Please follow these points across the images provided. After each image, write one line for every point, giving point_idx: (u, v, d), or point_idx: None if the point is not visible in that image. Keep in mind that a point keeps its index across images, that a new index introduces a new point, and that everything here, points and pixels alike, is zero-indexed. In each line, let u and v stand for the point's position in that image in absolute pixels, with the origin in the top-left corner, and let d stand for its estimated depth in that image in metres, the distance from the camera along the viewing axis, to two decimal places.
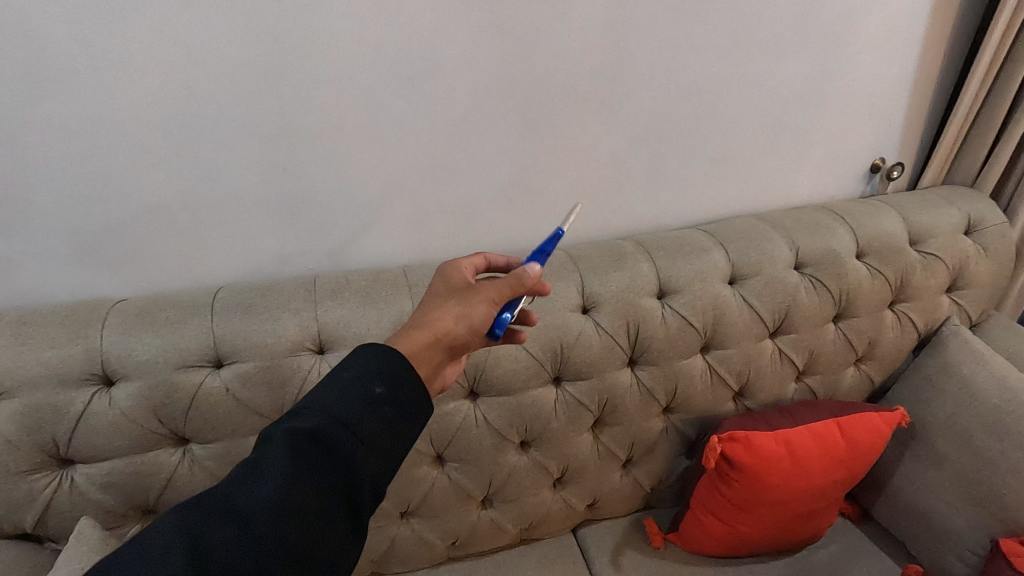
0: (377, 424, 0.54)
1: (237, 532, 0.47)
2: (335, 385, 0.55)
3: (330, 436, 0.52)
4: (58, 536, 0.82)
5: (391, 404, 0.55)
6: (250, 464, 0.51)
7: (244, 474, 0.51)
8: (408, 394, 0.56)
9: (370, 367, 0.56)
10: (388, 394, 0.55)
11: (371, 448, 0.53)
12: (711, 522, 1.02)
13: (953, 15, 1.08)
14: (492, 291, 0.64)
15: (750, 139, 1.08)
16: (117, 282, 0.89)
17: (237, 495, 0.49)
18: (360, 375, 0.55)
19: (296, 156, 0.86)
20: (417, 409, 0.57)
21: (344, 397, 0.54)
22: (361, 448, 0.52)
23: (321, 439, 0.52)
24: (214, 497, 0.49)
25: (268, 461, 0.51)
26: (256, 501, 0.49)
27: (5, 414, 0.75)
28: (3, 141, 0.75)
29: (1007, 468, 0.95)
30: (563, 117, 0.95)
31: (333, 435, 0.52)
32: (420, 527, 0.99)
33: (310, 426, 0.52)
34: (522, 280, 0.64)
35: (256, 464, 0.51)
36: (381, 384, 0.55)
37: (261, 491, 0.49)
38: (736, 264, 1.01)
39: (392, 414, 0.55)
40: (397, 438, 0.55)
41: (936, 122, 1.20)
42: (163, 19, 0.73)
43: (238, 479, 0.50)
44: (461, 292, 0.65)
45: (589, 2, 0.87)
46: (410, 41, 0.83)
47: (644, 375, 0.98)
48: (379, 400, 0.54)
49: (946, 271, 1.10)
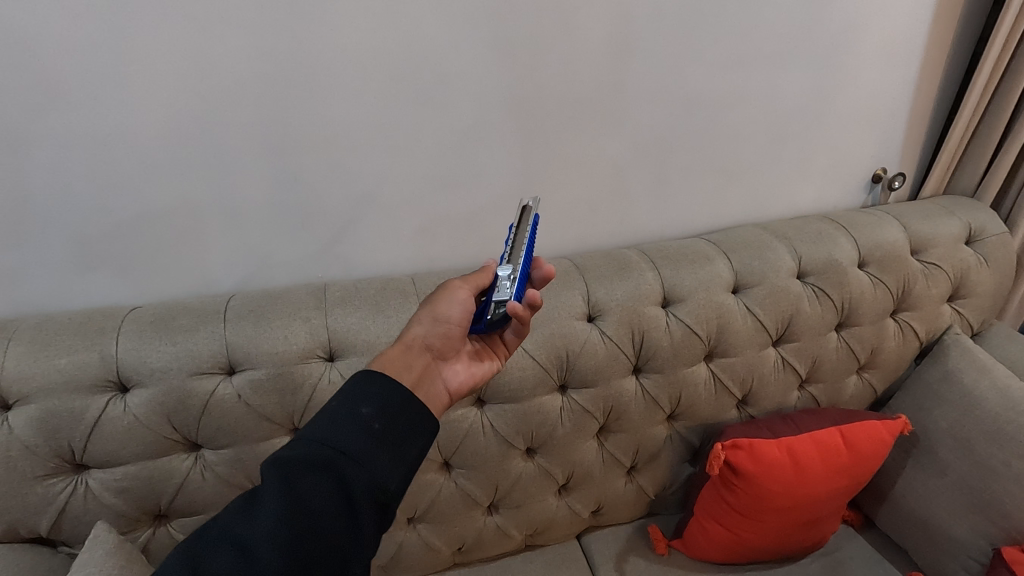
0: (368, 442, 0.54)
1: (238, 562, 0.48)
2: (324, 411, 0.56)
3: (320, 460, 0.52)
4: (72, 539, 0.84)
5: (380, 422, 0.55)
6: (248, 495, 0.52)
7: (242, 507, 0.52)
8: (398, 410, 0.57)
9: (357, 391, 0.57)
10: (377, 413, 0.56)
11: (364, 467, 0.53)
12: (715, 530, 1.03)
13: (953, 27, 1.09)
14: (448, 285, 0.71)
15: (753, 149, 1.10)
16: (131, 289, 0.91)
17: (236, 524, 0.50)
18: (347, 399, 0.56)
19: (307, 167, 0.88)
20: (409, 423, 0.57)
21: (331, 422, 0.54)
22: (353, 468, 0.53)
23: (312, 464, 0.52)
24: (214, 530, 0.51)
25: (263, 491, 0.52)
26: (255, 531, 0.50)
27: (23, 419, 0.77)
28: (23, 152, 0.76)
29: (1009, 476, 0.95)
30: (568, 128, 0.97)
31: (323, 459, 0.52)
32: (426, 533, 1.00)
33: (300, 453, 0.53)
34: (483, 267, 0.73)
35: (253, 496, 0.52)
36: (368, 405, 0.56)
37: (259, 521, 0.50)
38: (739, 273, 1.02)
39: (382, 431, 0.55)
40: (393, 455, 0.55)
41: (937, 132, 1.21)
42: (181, 34, 0.75)
43: (235, 512, 0.51)
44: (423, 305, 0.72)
45: (594, 15, 0.89)
46: (419, 53, 0.84)
47: (648, 382, 0.99)
48: (367, 419, 0.55)
49: (947, 281, 1.12)
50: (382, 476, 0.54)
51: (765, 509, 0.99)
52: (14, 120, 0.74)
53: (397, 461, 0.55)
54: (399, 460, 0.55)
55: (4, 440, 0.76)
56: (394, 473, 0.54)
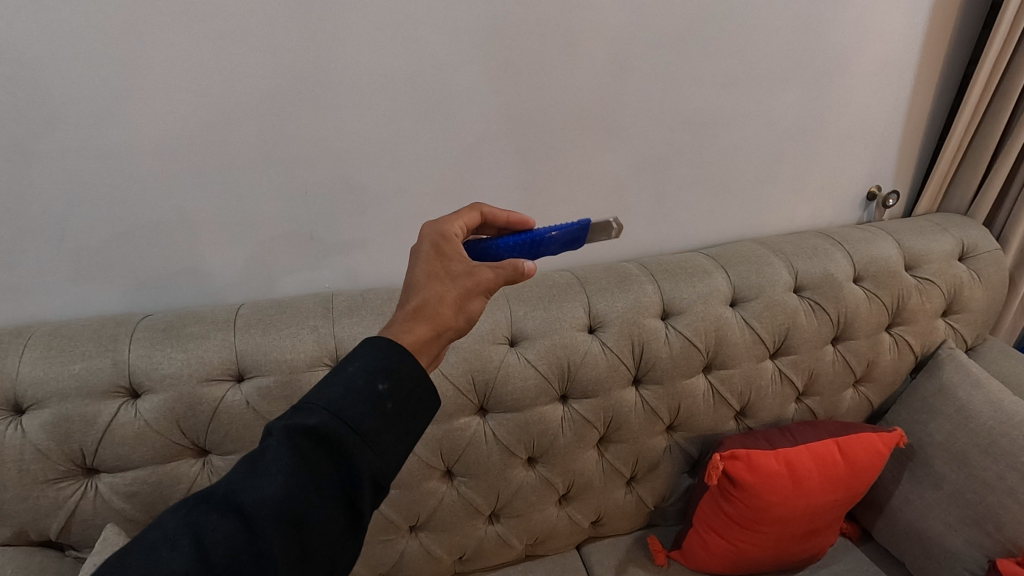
0: (379, 423, 0.48)
1: (238, 534, 0.43)
2: (336, 380, 0.49)
3: (330, 436, 0.46)
4: (80, 543, 0.85)
5: (392, 402, 0.49)
6: (249, 461, 0.47)
7: (247, 470, 0.46)
8: (412, 390, 0.50)
9: (372, 363, 0.50)
10: (392, 392, 0.49)
11: (372, 448, 0.47)
12: (712, 539, 1.04)
13: (943, 50, 1.13)
14: (491, 278, 0.57)
15: (750, 166, 1.13)
16: (143, 297, 0.93)
17: (236, 492, 0.45)
18: (362, 369, 0.49)
19: (315, 180, 0.91)
20: (420, 404, 0.51)
21: (344, 394, 0.48)
22: (360, 449, 0.47)
23: (320, 438, 0.47)
24: (217, 492, 0.46)
25: (267, 459, 0.46)
26: (256, 503, 0.44)
27: (36, 424, 0.79)
28: (45, 164, 0.79)
29: (1004, 490, 0.97)
30: (569, 146, 1.00)
31: (334, 436, 0.46)
32: (428, 540, 1.01)
33: (310, 424, 0.46)
34: (526, 274, 0.58)
35: (257, 462, 0.47)
36: (383, 381, 0.49)
37: (262, 491, 0.45)
38: (736, 287, 1.05)
39: (394, 412, 0.49)
40: (401, 437, 0.50)
41: (929, 152, 1.25)
42: (199, 52, 0.78)
43: (239, 474, 0.46)
44: (456, 278, 0.57)
45: (597, 36, 0.92)
46: (427, 72, 0.87)
47: (647, 393, 1.01)
48: (381, 397, 0.48)
49: (941, 296, 1.14)
50: (387, 459, 0.48)
51: (762, 518, 1.00)
52: (33, 133, 0.77)
53: (402, 443, 0.50)
54: (405, 442, 0.50)
55: (18, 444, 0.78)
56: (399, 455, 0.49)
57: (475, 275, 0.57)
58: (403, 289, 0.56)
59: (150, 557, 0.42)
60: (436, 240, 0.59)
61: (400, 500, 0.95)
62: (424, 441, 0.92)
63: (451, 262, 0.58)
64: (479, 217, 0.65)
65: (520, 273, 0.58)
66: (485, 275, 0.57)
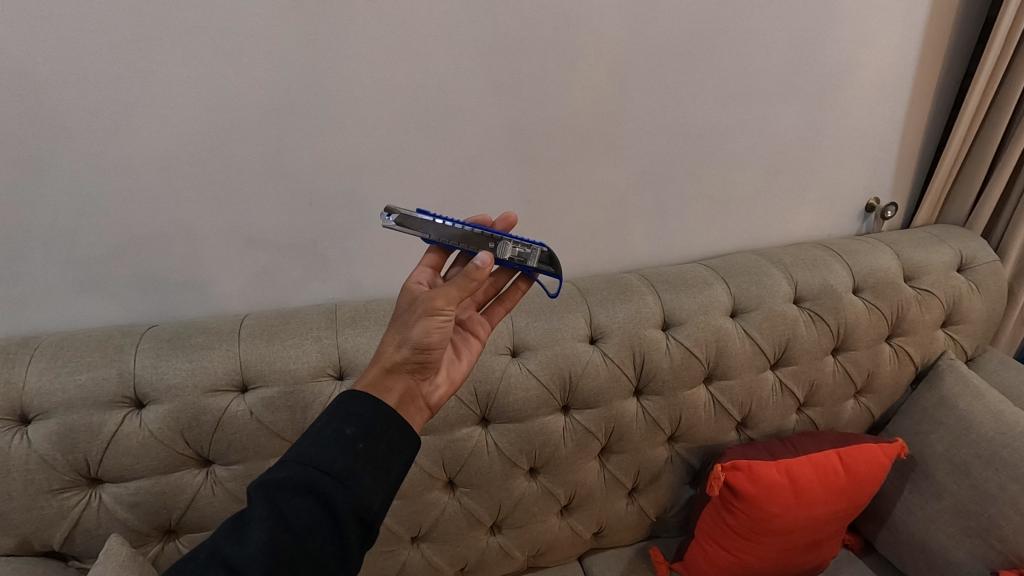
0: (352, 463, 0.53)
1: None
2: (307, 435, 0.55)
3: (305, 483, 0.52)
4: (83, 553, 0.85)
5: (363, 443, 0.54)
6: (236, 521, 0.52)
7: (233, 528, 0.52)
8: (383, 429, 0.56)
9: (340, 412, 0.56)
10: (361, 433, 0.55)
11: (350, 487, 0.52)
12: (715, 551, 1.03)
13: (939, 64, 1.15)
14: (430, 303, 0.61)
15: (749, 179, 1.14)
16: (148, 307, 0.94)
17: (225, 548, 0.50)
18: (329, 421, 0.56)
19: (321, 194, 0.92)
20: (394, 443, 0.56)
21: (314, 443, 0.54)
22: (335, 489, 0.52)
23: (298, 485, 0.52)
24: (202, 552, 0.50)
25: (251, 515, 0.51)
26: (242, 553, 0.49)
27: (42, 434, 0.79)
28: (55, 176, 0.81)
29: (1005, 501, 0.97)
30: (569, 160, 1.01)
31: (308, 482, 0.52)
32: (429, 552, 1.01)
33: (285, 476, 0.52)
34: (473, 271, 0.60)
35: (243, 521, 0.52)
36: (351, 425, 0.55)
37: (247, 541, 0.50)
38: (736, 298, 1.05)
39: (367, 452, 0.54)
40: (378, 473, 0.54)
41: (927, 165, 1.26)
42: (206, 68, 0.80)
43: (225, 532, 0.51)
44: (401, 316, 0.63)
45: (597, 51, 0.94)
46: (431, 88, 0.89)
47: (648, 404, 1.01)
48: (351, 440, 0.54)
49: (940, 307, 1.14)
50: (367, 495, 0.53)
51: (764, 530, 1.00)
52: (44, 147, 0.78)
53: (381, 479, 0.54)
54: (384, 478, 0.54)
55: (24, 454, 0.79)
56: (380, 492, 0.54)
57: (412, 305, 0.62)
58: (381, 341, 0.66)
59: None
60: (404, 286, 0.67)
61: (401, 510, 0.95)
62: (426, 452, 0.92)
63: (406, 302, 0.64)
64: (438, 252, 0.71)
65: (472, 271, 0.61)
66: (422, 302, 0.61)
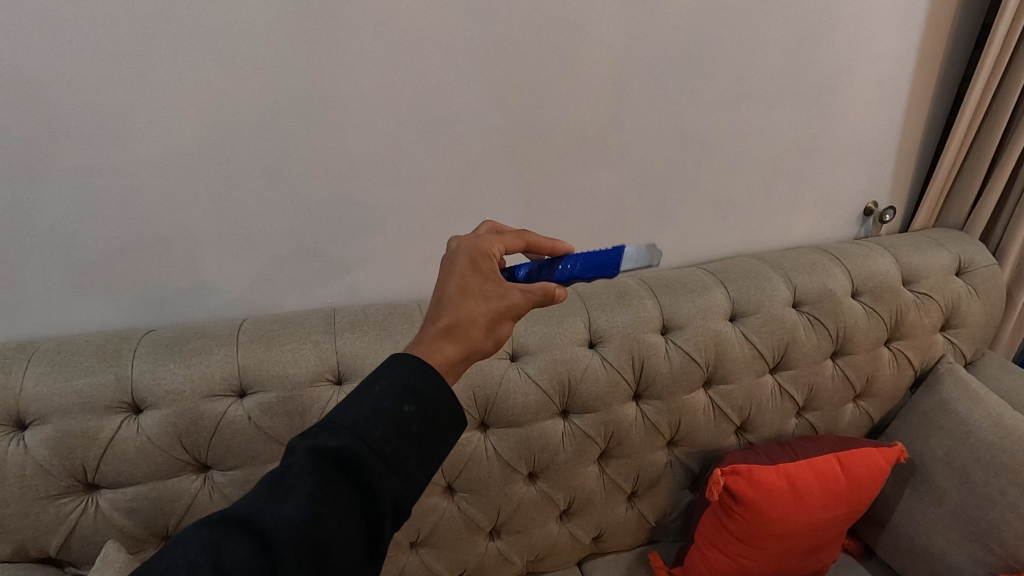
0: (404, 446, 0.47)
1: (257, 555, 0.43)
2: (361, 400, 0.48)
3: (353, 458, 0.46)
4: (80, 560, 0.85)
5: (418, 425, 0.48)
6: (272, 482, 0.46)
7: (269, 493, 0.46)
8: (438, 411, 0.50)
9: (398, 382, 0.49)
10: (418, 413, 0.49)
11: (396, 472, 0.47)
12: (715, 556, 1.03)
13: (936, 69, 1.15)
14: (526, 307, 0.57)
15: (747, 184, 1.14)
16: (145, 312, 0.94)
17: (260, 512, 0.45)
18: (388, 390, 0.49)
19: (319, 199, 0.92)
20: (445, 428, 0.50)
21: (369, 415, 0.47)
22: (382, 472, 0.46)
23: (344, 460, 0.46)
24: (237, 513, 0.45)
25: (292, 480, 0.45)
26: (279, 523, 0.44)
27: (39, 440, 0.79)
28: (53, 182, 0.80)
29: (1005, 505, 0.96)
30: (567, 164, 1.01)
31: (357, 460, 0.46)
32: (428, 557, 1.01)
33: (335, 447, 0.46)
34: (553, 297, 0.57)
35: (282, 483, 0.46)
36: (409, 402, 0.48)
37: (284, 512, 0.44)
38: (736, 302, 1.05)
39: (419, 436, 0.48)
40: (424, 458, 0.49)
41: (924, 169, 1.26)
42: (206, 74, 0.80)
43: (260, 495, 0.45)
44: (489, 300, 0.56)
45: (597, 57, 0.94)
46: (429, 93, 0.89)
47: (648, 408, 1.01)
48: (407, 420, 0.48)
49: (938, 311, 1.15)
50: (410, 483, 0.48)
51: (764, 535, 0.99)
52: (44, 152, 0.78)
53: (426, 466, 0.49)
54: (428, 466, 0.49)
55: (20, 460, 0.79)
56: (422, 480, 0.49)
57: (507, 297, 0.56)
58: (436, 302, 0.55)
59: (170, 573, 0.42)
60: (473, 258, 0.59)
61: None
62: None
63: (484, 283, 0.57)
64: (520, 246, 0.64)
65: (551, 297, 0.58)
66: (509, 298, 0.56)
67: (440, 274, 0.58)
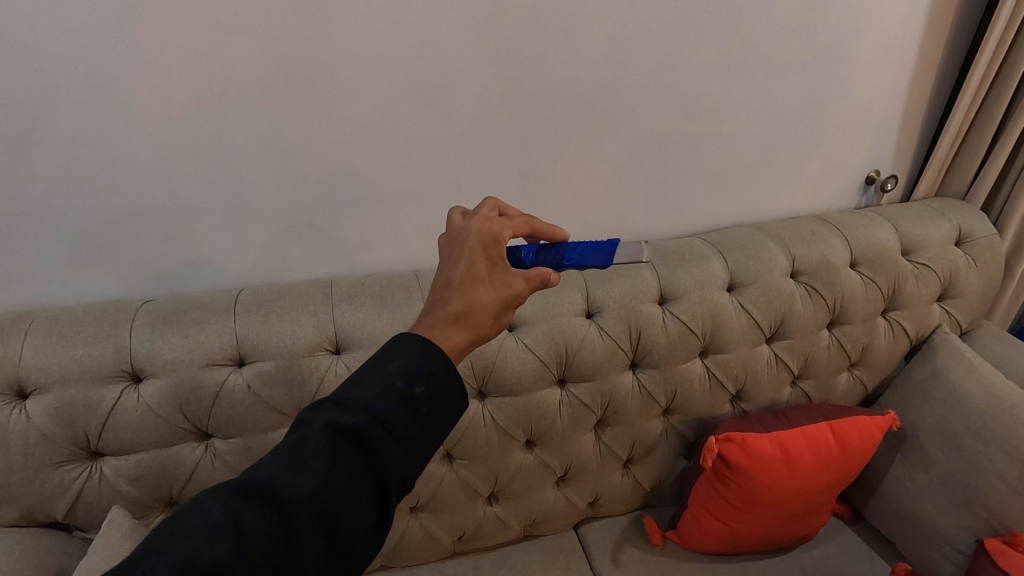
0: (414, 426, 0.48)
1: (274, 526, 0.43)
2: (374, 378, 0.49)
3: (367, 436, 0.46)
4: (87, 525, 0.87)
5: (428, 406, 0.49)
6: (286, 452, 0.46)
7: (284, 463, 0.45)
8: (446, 392, 0.51)
9: (409, 362, 0.50)
10: (428, 394, 0.49)
11: (405, 451, 0.48)
12: (707, 520, 1.06)
13: (945, 33, 1.12)
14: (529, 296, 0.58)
15: (748, 152, 1.13)
16: (142, 282, 0.93)
17: (276, 483, 0.44)
18: (401, 369, 0.49)
19: (313, 168, 0.91)
20: (451, 409, 0.51)
21: (382, 393, 0.48)
22: (393, 449, 0.47)
23: (358, 437, 0.47)
24: (255, 480, 0.45)
25: (308, 453, 0.45)
26: (295, 495, 0.44)
27: (41, 408, 0.80)
28: (42, 151, 0.79)
29: (993, 472, 0.98)
30: (566, 132, 1.00)
31: (371, 437, 0.46)
32: (427, 521, 1.03)
33: (350, 424, 0.46)
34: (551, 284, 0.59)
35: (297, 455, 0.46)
36: (420, 383, 0.49)
37: (301, 483, 0.44)
38: (734, 272, 1.05)
39: (429, 416, 0.49)
40: (431, 437, 0.50)
41: (928, 137, 1.24)
42: (193, 37, 0.77)
43: (276, 467, 0.45)
44: (498, 287, 0.56)
45: (597, 20, 0.91)
46: (424, 58, 0.87)
47: (644, 376, 1.02)
48: (418, 400, 0.49)
49: (936, 281, 1.14)
50: (417, 462, 0.49)
51: (756, 501, 1.02)
52: (31, 120, 0.77)
53: (432, 445, 0.50)
54: (434, 446, 0.51)
55: (23, 428, 0.80)
56: (428, 458, 0.50)
57: (514, 286, 0.57)
58: (446, 285, 0.54)
59: (189, 541, 0.41)
60: (483, 240, 0.57)
61: None
62: None
63: (492, 269, 0.57)
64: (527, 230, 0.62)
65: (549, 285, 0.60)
66: (515, 287, 0.57)
67: (449, 255, 0.57)
